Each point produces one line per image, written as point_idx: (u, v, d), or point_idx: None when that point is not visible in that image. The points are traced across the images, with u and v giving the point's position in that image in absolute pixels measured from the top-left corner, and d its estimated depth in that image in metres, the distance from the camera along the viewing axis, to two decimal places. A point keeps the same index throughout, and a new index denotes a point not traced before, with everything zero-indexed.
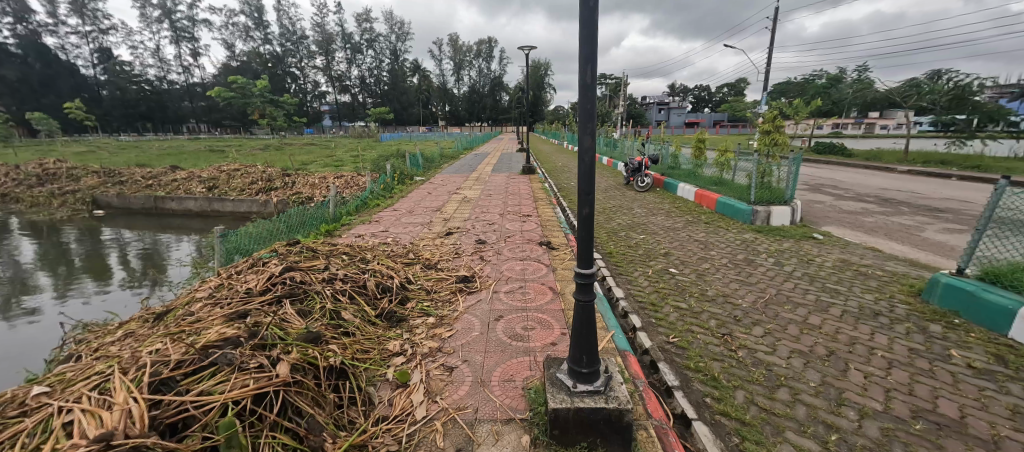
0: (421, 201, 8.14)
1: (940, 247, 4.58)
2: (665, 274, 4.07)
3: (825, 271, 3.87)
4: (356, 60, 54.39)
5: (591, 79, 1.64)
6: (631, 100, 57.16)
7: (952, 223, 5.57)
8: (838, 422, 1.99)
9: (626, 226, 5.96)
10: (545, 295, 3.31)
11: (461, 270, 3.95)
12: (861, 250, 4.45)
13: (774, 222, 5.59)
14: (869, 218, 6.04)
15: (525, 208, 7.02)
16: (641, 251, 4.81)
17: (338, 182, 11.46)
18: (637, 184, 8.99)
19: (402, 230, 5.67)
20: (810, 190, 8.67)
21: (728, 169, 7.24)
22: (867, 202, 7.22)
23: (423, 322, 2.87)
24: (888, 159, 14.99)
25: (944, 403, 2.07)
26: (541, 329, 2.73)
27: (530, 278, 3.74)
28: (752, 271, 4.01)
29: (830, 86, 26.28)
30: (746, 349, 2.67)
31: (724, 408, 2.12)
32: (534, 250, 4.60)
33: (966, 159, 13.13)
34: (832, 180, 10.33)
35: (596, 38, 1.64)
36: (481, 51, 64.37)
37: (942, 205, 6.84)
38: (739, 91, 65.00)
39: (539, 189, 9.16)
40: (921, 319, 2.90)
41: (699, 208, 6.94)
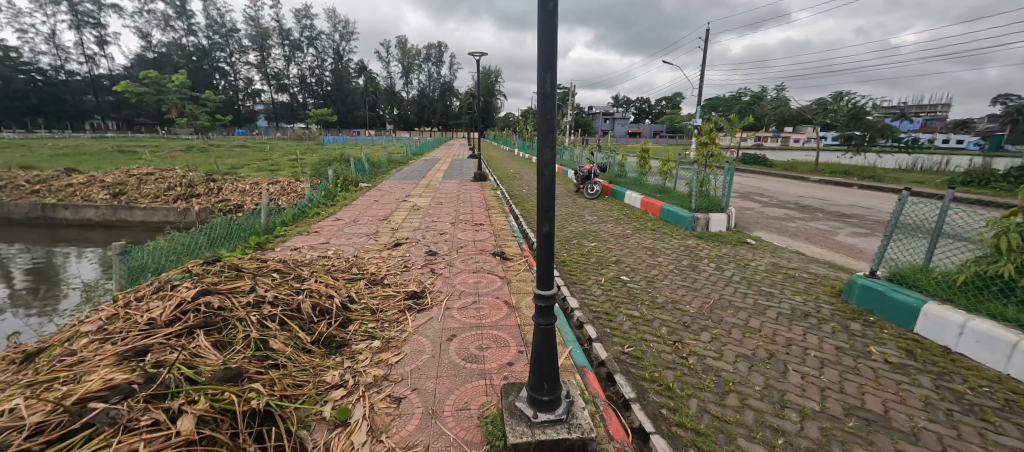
0: (367, 209, 7.70)
1: (851, 250, 5.13)
2: (617, 281, 4.13)
3: (759, 275, 4.15)
4: (296, 58, 51.14)
5: (551, 88, 1.58)
6: (579, 110, 59.46)
7: (858, 227, 6.32)
8: (782, 424, 2.06)
9: (578, 234, 6.02)
10: (500, 310, 3.18)
11: (411, 285, 3.70)
12: (789, 254, 4.84)
13: (714, 228, 5.95)
14: (792, 224, 6.66)
15: (478, 216, 6.87)
16: (593, 259, 4.86)
17: (273, 188, 10.53)
18: (587, 192, 9.22)
19: (345, 242, 5.27)
20: (741, 197, 9.44)
21: (671, 178, 7.63)
22: (789, 209, 7.99)
23: (367, 347, 2.62)
24: (803, 169, 16.88)
25: (871, 399, 2.23)
26: (497, 347, 2.60)
27: (484, 291, 3.59)
28: (697, 276, 4.20)
29: (753, 102, 29.05)
30: (696, 356, 2.73)
31: (679, 418, 2.12)
32: (488, 261, 4.47)
33: (863, 171, 15.09)
34: (758, 188, 11.36)
35: (555, 45, 1.58)
36: (430, 55, 63.33)
37: (849, 211, 7.74)
38: (675, 105, 69.96)
39: (492, 197, 9.07)
40: (843, 317, 3.18)
41: (645, 215, 7.24)
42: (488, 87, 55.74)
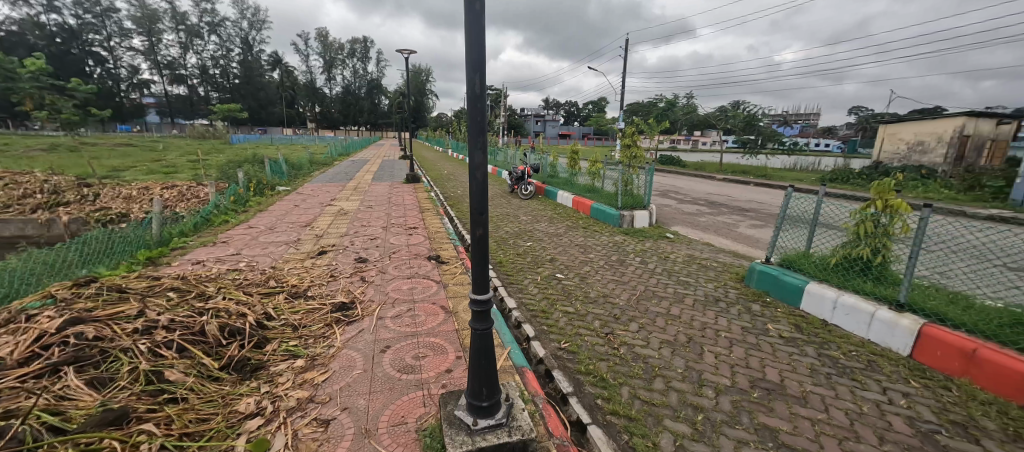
0: (286, 215, 7.03)
1: (749, 240, 5.86)
2: (552, 279, 4.25)
3: (677, 266, 4.55)
4: (194, 46, 45.17)
5: (480, 90, 1.56)
6: (511, 111, 60.43)
7: (754, 220, 7.23)
8: (701, 402, 2.27)
9: (514, 234, 6.09)
10: (437, 317, 3.09)
11: (339, 296, 3.44)
12: (701, 246, 5.37)
13: (638, 225, 6.39)
14: (703, 218, 7.42)
15: (411, 220, 6.64)
16: (529, 258, 4.95)
17: (167, 193, 9.13)
18: (521, 192, 9.37)
19: (259, 252, 4.75)
20: (660, 195, 10.29)
21: (599, 178, 8.05)
22: (700, 205, 8.88)
23: (288, 367, 2.37)
24: (710, 169, 18.92)
25: (771, 371, 2.55)
26: (435, 355, 2.52)
27: (419, 298, 3.46)
28: (624, 270, 4.47)
29: (667, 108, 31.86)
30: (626, 345, 2.90)
31: (612, 407, 2.22)
32: (423, 266, 4.33)
33: (756, 170, 17.34)
34: (674, 187, 12.48)
35: (483, 47, 1.56)
36: (354, 50, 59.84)
37: (748, 205, 8.82)
38: (600, 108, 74.24)
39: (425, 199, 8.82)
40: (746, 300, 3.61)
41: (576, 213, 7.55)
42: (419, 86, 54.26)
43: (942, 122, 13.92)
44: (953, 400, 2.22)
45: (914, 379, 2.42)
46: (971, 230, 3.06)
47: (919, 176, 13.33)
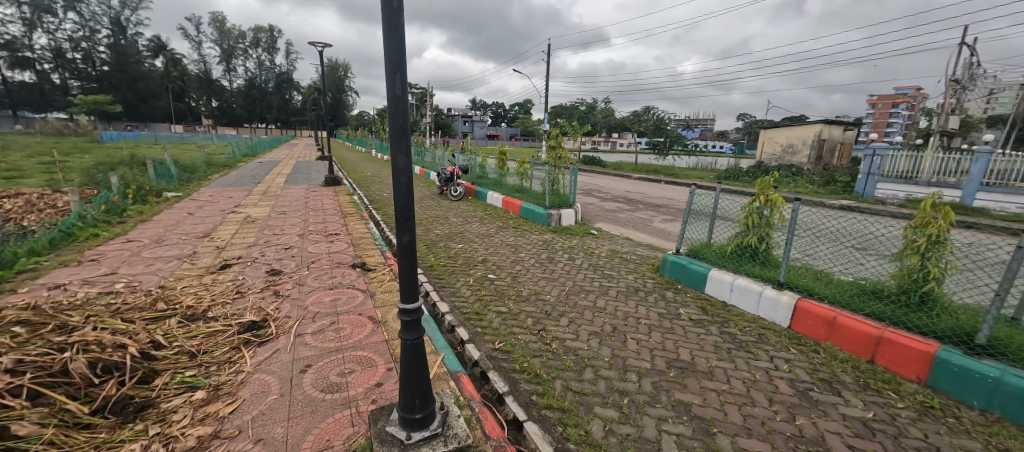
0: (177, 225, 6.08)
1: (662, 233, 6.45)
2: (485, 280, 4.25)
3: (601, 261, 4.84)
4: (42, 22, 37.08)
5: (401, 91, 1.49)
6: (438, 111, 59.34)
7: (665, 215, 7.98)
8: (626, 386, 2.44)
9: (444, 237, 5.97)
10: (365, 329, 2.90)
11: (248, 315, 3.06)
12: (622, 241, 5.78)
13: (565, 223, 6.67)
14: (622, 214, 8.00)
15: (332, 225, 6.17)
16: (461, 260, 4.90)
17: (8, 202, 7.36)
18: (451, 193, 9.23)
19: (142, 270, 4.04)
20: (584, 194, 10.87)
21: (527, 178, 8.25)
22: (620, 202, 9.57)
23: (186, 401, 2.05)
24: (627, 169, 20.49)
25: (683, 351, 2.83)
26: (363, 371, 2.36)
27: (345, 310, 3.22)
28: (554, 267, 4.65)
29: (588, 111, 33.77)
30: (558, 340, 3.01)
31: (547, 401, 2.29)
32: (347, 275, 4.04)
33: (666, 169, 19.17)
34: (597, 186, 13.28)
35: (403, 47, 1.50)
36: (258, 39, 53.91)
37: (660, 202, 9.72)
38: (526, 110, 76.25)
39: (348, 202, 8.27)
40: (661, 288, 3.97)
41: (506, 214, 7.66)
42: (337, 81, 50.76)
43: (805, 129, 16.70)
44: (821, 361, 2.68)
45: (793, 346, 2.86)
46: (828, 219, 3.72)
47: (790, 174, 15.84)
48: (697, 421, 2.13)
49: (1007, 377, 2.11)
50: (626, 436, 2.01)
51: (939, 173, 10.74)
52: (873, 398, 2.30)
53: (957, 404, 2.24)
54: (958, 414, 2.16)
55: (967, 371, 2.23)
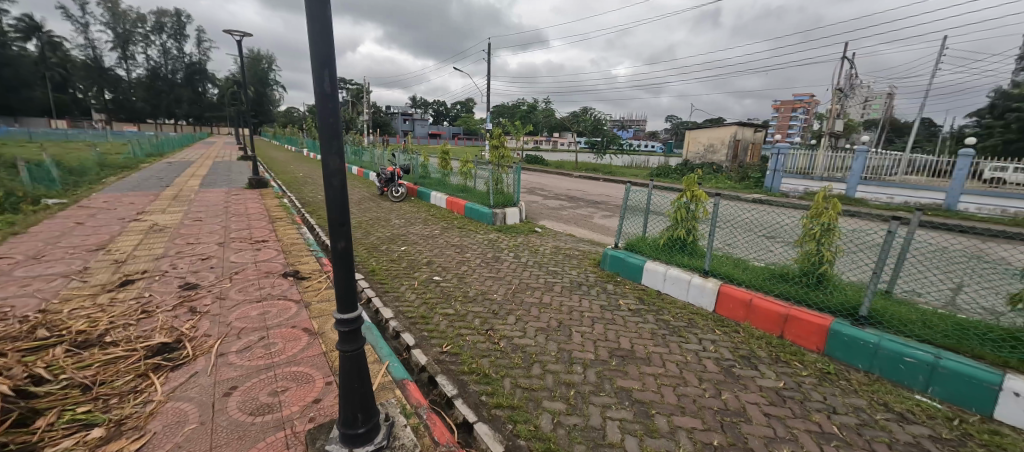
0: (61, 237, 5.18)
1: (602, 229, 6.76)
2: (430, 283, 4.15)
3: (546, 258, 4.95)
4: None
5: (331, 88, 1.40)
6: (376, 108, 56.83)
7: (604, 211, 8.37)
8: (572, 378, 2.52)
9: (386, 240, 5.73)
10: (300, 342, 2.69)
11: (158, 337, 2.69)
12: (565, 237, 5.96)
13: (510, 221, 6.73)
14: (565, 212, 8.26)
15: (259, 232, 5.64)
16: (405, 263, 4.74)
17: None
18: (392, 194, 8.89)
19: (13, 293, 3.38)
20: (528, 192, 11.04)
21: (470, 178, 8.20)
22: (562, 200, 9.86)
23: (76, 443, 1.75)
24: (568, 167, 21.18)
25: (624, 339, 3.00)
26: (298, 387, 2.19)
27: (276, 324, 2.96)
28: (500, 266, 4.66)
29: (529, 111, 34.36)
30: (506, 339, 3.03)
31: (497, 400, 2.29)
32: (278, 285, 3.72)
33: (604, 168, 20.11)
34: (540, 184, 13.56)
35: (331, 42, 1.41)
36: (161, 24, 47.67)
37: (599, 199, 10.16)
38: (469, 109, 75.71)
39: (276, 206, 7.62)
40: (603, 281, 4.15)
41: (451, 214, 7.55)
42: (260, 74, 46.54)
43: (723, 130, 18.46)
44: (741, 339, 2.98)
45: (718, 328, 3.15)
46: (743, 211, 4.14)
47: (712, 171, 17.41)
48: (638, 404, 2.26)
49: (883, 341, 2.51)
50: (574, 426, 2.08)
51: (830, 169, 12.44)
52: (783, 369, 2.61)
53: (847, 368, 2.62)
54: (847, 377, 2.52)
55: (854, 339, 2.61)
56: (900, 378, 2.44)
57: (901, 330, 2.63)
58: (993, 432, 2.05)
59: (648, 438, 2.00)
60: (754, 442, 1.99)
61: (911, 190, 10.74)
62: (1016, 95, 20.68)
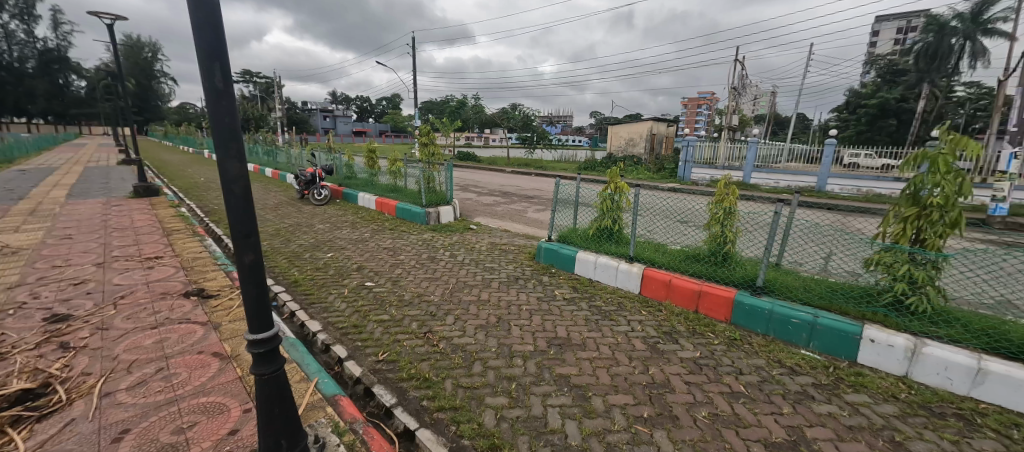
0: None
1: (535, 223, 6.93)
2: (362, 289, 3.93)
3: (482, 254, 4.95)
4: None
5: (222, 84, 1.24)
6: (291, 104, 52.08)
7: (537, 205, 8.59)
8: (513, 372, 2.55)
9: (310, 247, 5.29)
10: (210, 370, 2.38)
11: (15, 383, 2.20)
12: (500, 233, 6.01)
13: (445, 220, 6.61)
14: (499, 207, 8.32)
15: (151, 247, 4.87)
16: (332, 271, 4.43)
17: None
18: (314, 197, 8.24)
19: None
20: (462, 190, 10.93)
21: (401, 177, 7.89)
22: (496, 196, 9.92)
23: None
24: (501, 163, 21.36)
25: (560, 328, 3.11)
26: (210, 421, 1.93)
27: (179, 351, 2.59)
28: (436, 266, 4.57)
29: (459, 108, 34.01)
30: (445, 340, 2.97)
31: (438, 403, 2.24)
32: (179, 307, 3.25)
33: (535, 163, 20.62)
34: (473, 181, 13.50)
35: (217, 32, 1.24)
36: None
37: (532, 193, 10.39)
38: (396, 105, 72.69)
39: (171, 216, 6.64)
40: (539, 273, 4.27)
41: (381, 215, 7.21)
42: (142, 64, 40.07)
43: (641, 125, 19.91)
44: (663, 317, 3.25)
45: (644, 308, 3.41)
46: (661, 199, 4.51)
47: (633, 163, 18.72)
48: (576, 389, 2.36)
49: (776, 307, 2.91)
50: (516, 419, 2.11)
51: (730, 159, 14.06)
52: (699, 340, 2.90)
53: (748, 333, 3.00)
54: (750, 341, 2.88)
55: (754, 308, 2.99)
56: (789, 337, 2.85)
57: (788, 296, 3.06)
58: (857, 374, 2.48)
59: (587, 420, 2.10)
60: (678, 409, 2.19)
61: (793, 176, 12.61)
62: (863, 94, 25.17)
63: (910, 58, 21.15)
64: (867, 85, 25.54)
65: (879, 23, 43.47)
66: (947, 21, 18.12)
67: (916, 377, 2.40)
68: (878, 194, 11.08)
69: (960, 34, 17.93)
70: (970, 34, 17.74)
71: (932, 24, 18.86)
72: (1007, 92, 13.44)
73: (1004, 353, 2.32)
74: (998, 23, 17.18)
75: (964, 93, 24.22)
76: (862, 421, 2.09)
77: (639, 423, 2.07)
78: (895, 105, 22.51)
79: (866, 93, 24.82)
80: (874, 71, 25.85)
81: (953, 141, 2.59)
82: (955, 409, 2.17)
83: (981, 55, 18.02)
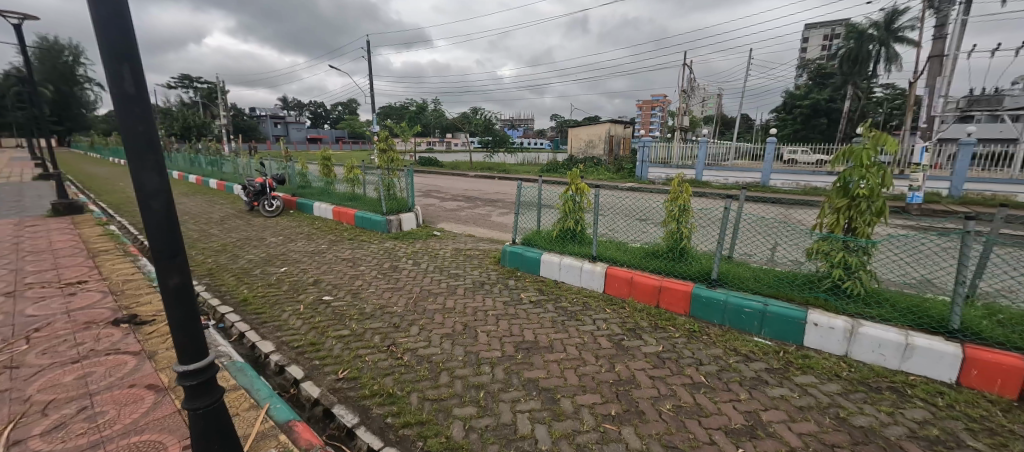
0: None
1: (500, 227, 6.92)
2: (319, 304, 3.71)
3: (447, 261, 4.86)
4: None
5: (133, 89, 1.13)
6: (238, 111, 49.11)
7: (500, 209, 8.60)
8: (481, 380, 2.50)
9: (260, 262, 4.97)
10: (144, 404, 2.15)
11: None
12: (464, 238, 5.94)
13: (407, 227, 6.45)
14: (463, 212, 8.25)
15: (72, 271, 4.37)
16: (287, 286, 4.17)
17: None
18: (264, 209, 7.76)
19: None
20: (425, 196, 10.74)
21: (359, 184, 7.60)
22: (460, 201, 9.83)
23: None
24: (464, 168, 21.27)
25: (527, 332, 3.09)
26: None
27: (105, 386, 2.32)
28: (398, 275, 4.43)
29: (419, 113, 33.54)
30: (409, 351, 2.87)
31: (404, 419, 2.15)
32: (106, 336, 2.92)
33: (498, 167, 20.70)
34: (436, 186, 13.31)
35: (121, 34, 1.13)
36: None
37: (495, 197, 10.39)
38: (353, 111, 70.70)
39: (99, 235, 6.02)
40: (504, 277, 4.25)
41: (339, 225, 6.92)
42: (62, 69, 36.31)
43: (600, 127, 20.53)
44: (627, 314, 3.33)
45: (609, 306, 3.47)
46: (620, 199, 4.62)
47: (593, 164, 19.22)
48: (545, 392, 2.35)
49: (730, 298, 3.05)
50: (485, 428, 2.06)
51: (683, 158, 14.75)
52: (661, 334, 2.99)
53: (706, 324, 3.12)
54: (708, 331, 3.00)
55: (710, 299, 3.13)
56: (743, 326, 3.00)
57: (740, 286, 3.22)
58: (804, 357, 2.64)
59: (556, 422, 2.09)
60: (644, 404, 2.23)
61: (739, 173, 13.44)
62: (797, 95, 27.35)
63: (835, 62, 23.25)
64: (800, 87, 27.81)
65: (808, 30, 47.47)
66: (865, 29, 20.25)
67: (855, 355, 2.59)
68: (815, 188, 12.03)
69: (877, 41, 20.11)
70: (884, 40, 20.02)
71: (852, 32, 20.87)
72: (915, 93, 15.10)
73: (928, 328, 2.55)
74: (906, 31, 19.46)
75: (882, 94, 26.96)
76: (811, 401, 2.22)
77: (607, 421, 2.09)
78: (825, 105, 24.65)
79: (800, 95, 27.03)
80: (805, 75, 28.26)
81: (875, 136, 2.81)
82: (889, 383, 2.36)
83: (894, 60, 20.25)
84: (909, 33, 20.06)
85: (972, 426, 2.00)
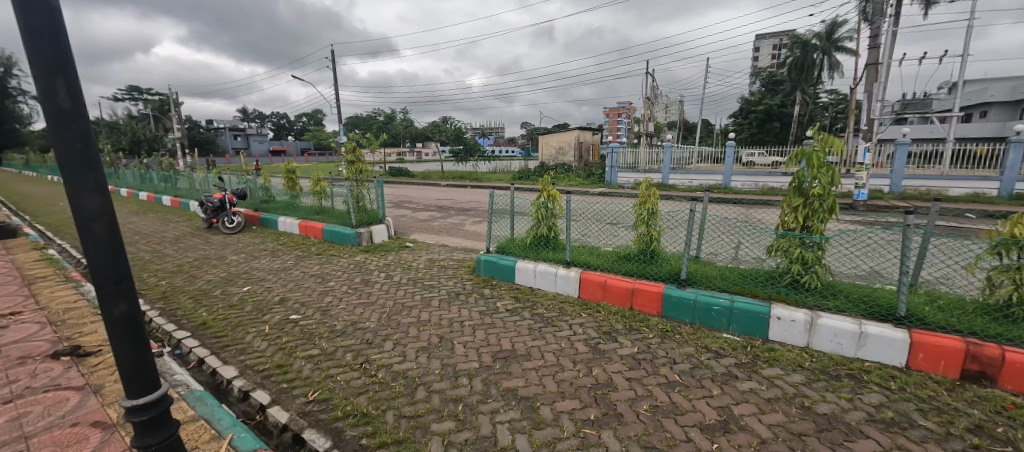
0: None
1: (472, 236, 6.89)
2: (286, 324, 3.54)
3: (420, 272, 4.78)
4: None
5: (68, 105, 1.05)
6: (193, 124, 46.72)
7: (473, 218, 8.56)
8: (459, 392, 2.45)
9: (220, 282, 4.69)
10: (89, 444, 1.97)
11: None
12: (438, 248, 5.87)
13: (377, 239, 6.30)
14: (435, 222, 8.16)
15: (3, 301, 3.96)
16: (250, 307, 3.96)
17: None
18: (223, 226, 7.35)
19: None
20: (395, 207, 10.53)
21: (326, 197, 7.37)
22: (432, 211, 9.72)
23: None
24: (435, 177, 21.10)
25: (504, 341, 3.07)
26: None
27: (43, 427, 2.11)
28: (370, 289, 4.31)
29: (387, 122, 33.05)
30: (384, 368, 2.78)
31: (380, 439, 2.06)
32: (44, 371, 2.67)
33: (470, 175, 20.67)
34: (407, 197, 13.08)
35: (50, 43, 1.05)
36: None
37: (467, 206, 10.34)
38: (318, 122, 68.86)
39: (36, 260, 5.51)
40: (479, 286, 4.22)
41: (306, 239, 6.68)
42: None
43: (569, 134, 20.94)
44: (603, 317, 3.37)
45: (584, 311, 3.51)
46: (591, 204, 4.71)
47: (564, 170, 19.55)
48: (523, 401, 2.33)
49: (699, 296, 3.16)
50: (465, 442, 2.02)
51: (649, 162, 15.20)
52: (635, 336, 3.04)
53: (678, 323, 3.20)
54: (680, 330, 3.09)
55: (680, 299, 3.22)
56: (712, 323, 3.11)
57: (708, 285, 3.34)
58: (770, 350, 2.76)
59: (536, 431, 2.08)
60: (622, 406, 2.25)
61: (702, 175, 14.02)
62: (752, 101, 28.89)
63: (784, 71, 24.89)
64: (754, 93, 29.43)
65: (759, 41, 50.71)
66: (808, 39, 21.84)
67: (816, 346, 2.73)
68: (772, 188, 12.72)
69: (820, 50, 21.65)
70: (827, 50, 21.66)
71: (798, 42, 22.49)
72: (856, 97, 16.36)
73: (878, 316, 2.73)
74: (845, 41, 21.14)
75: (827, 99, 29.02)
76: (778, 393, 2.31)
77: (587, 426, 2.09)
78: (777, 110, 26.17)
79: (754, 101, 28.70)
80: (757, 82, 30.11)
81: (823, 139, 3.01)
82: (847, 370, 2.50)
83: (837, 68, 21.88)
84: (847, 43, 21.77)
85: (922, 406, 2.14)
